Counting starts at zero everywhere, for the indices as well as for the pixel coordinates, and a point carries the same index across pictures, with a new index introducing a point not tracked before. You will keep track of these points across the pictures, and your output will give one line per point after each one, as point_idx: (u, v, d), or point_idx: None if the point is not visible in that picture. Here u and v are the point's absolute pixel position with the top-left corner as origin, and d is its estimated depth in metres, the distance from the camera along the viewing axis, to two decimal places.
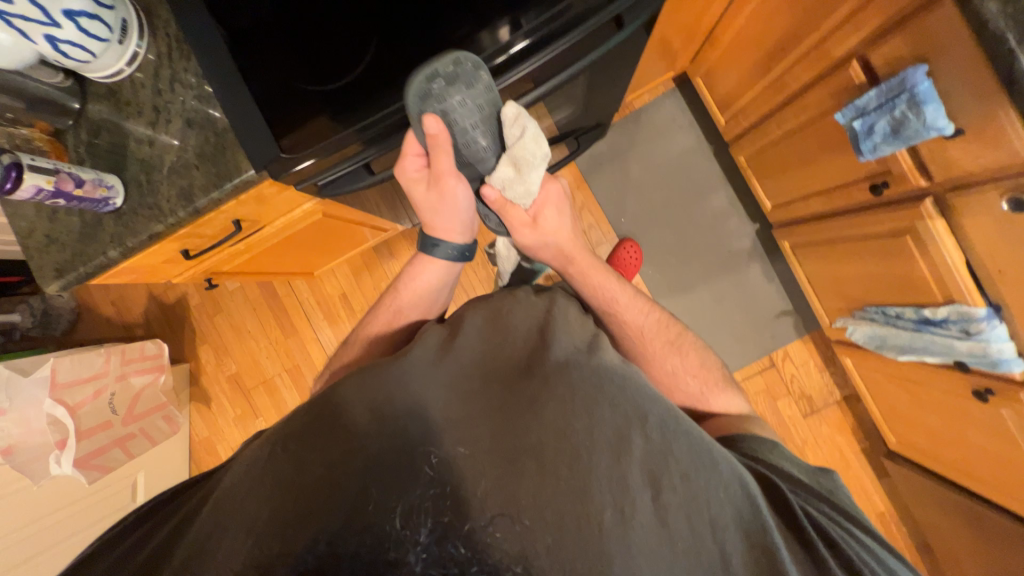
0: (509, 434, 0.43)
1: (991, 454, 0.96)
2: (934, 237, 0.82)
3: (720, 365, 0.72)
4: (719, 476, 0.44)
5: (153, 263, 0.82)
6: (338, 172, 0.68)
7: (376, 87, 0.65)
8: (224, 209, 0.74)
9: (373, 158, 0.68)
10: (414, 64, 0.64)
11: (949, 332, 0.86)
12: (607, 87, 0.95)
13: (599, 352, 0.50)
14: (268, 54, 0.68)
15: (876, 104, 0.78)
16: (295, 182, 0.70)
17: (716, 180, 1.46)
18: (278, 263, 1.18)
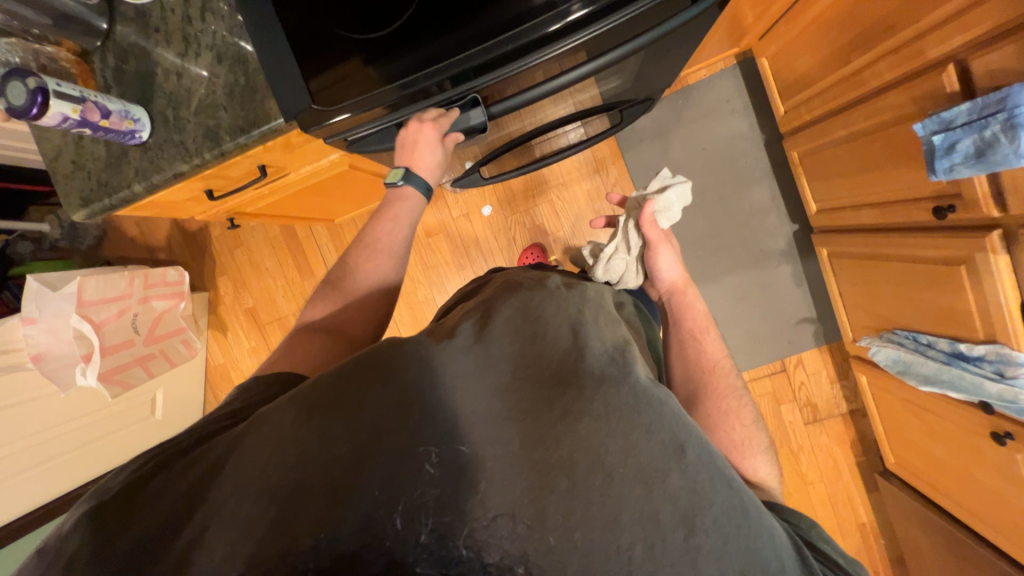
0: (540, 445, 0.42)
1: (993, 493, 0.94)
2: (992, 273, 0.77)
3: (767, 440, 0.69)
4: (750, 524, 0.43)
5: (177, 199, 0.81)
6: (371, 129, 0.65)
7: (412, 39, 0.59)
8: (251, 154, 0.71)
9: (406, 118, 0.64)
10: (457, 20, 0.58)
11: (981, 371, 0.82)
12: (665, 61, 0.87)
13: (631, 364, 0.49)
14: None
15: (964, 119, 0.70)
16: (325, 136, 0.66)
17: (761, 172, 1.38)
18: (300, 208, 1.16)
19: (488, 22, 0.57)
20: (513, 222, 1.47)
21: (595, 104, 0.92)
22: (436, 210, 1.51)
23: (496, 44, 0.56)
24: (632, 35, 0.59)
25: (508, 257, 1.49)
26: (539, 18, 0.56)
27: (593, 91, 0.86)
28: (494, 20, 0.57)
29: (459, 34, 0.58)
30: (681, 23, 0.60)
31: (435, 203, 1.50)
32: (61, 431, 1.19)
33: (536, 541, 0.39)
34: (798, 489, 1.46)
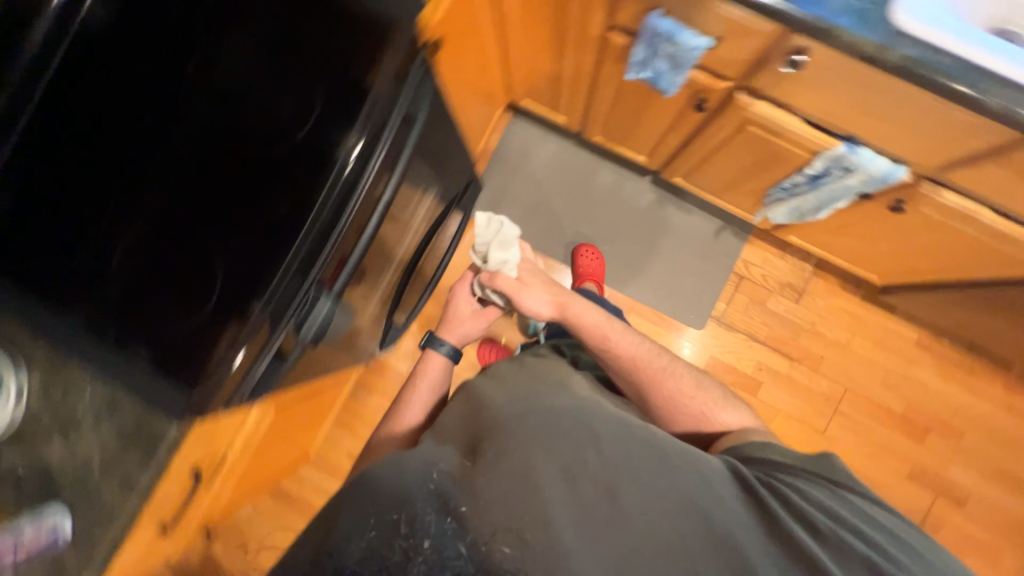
0: (514, 479, 0.61)
1: (945, 247, 1.00)
2: (766, 116, 0.88)
3: (715, 389, 0.98)
4: (682, 467, 0.67)
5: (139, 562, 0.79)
6: (268, 350, 0.70)
7: (253, 266, 0.67)
8: (172, 474, 0.72)
9: (290, 322, 0.70)
10: (276, 227, 0.67)
11: (836, 176, 0.92)
12: (447, 158, 1.03)
13: (569, 390, 0.81)
14: (149, 304, 0.66)
15: (645, 54, 0.86)
16: (235, 386, 0.69)
17: (592, 163, 1.56)
18: (266, 471, 1.15)
19: (300, 209, 0.67)
20: None
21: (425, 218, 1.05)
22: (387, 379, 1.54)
23: (303, 241, 0.67)
24: (401, 147, 0.77)
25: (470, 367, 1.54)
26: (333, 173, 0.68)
27: (413, 213, 0.98)
28: (304, 200, 0.67)
29: (283, 235, 0.67)
30: (424, 118, 0.80)
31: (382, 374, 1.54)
32: None
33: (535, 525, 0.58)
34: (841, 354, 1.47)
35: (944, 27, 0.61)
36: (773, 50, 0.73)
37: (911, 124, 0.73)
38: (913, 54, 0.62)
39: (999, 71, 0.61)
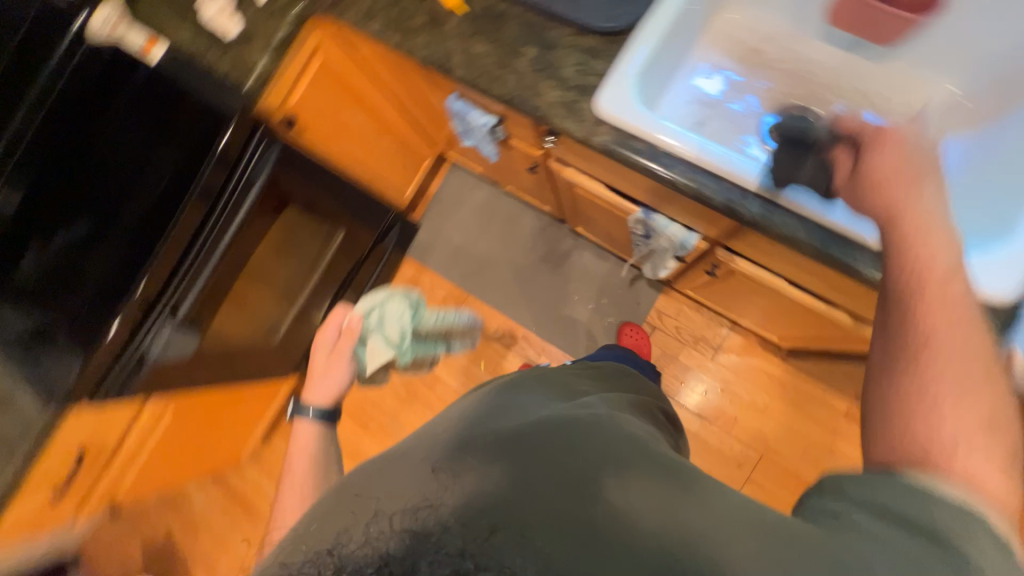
0: (442, 443, 0.46)
1: (788, 315, 0.96)
2: (574, 180, 0.94)
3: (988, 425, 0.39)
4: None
5: (29, 515, 1.06)
6: (124, 362, 0.95)
7: (111, 290, 0.90)
8: (55, 446, 0.99)
9: (146, 339, 0.96)
10: (133, 263, 0.91)
11: (653, 239, 0.93)
12: (331, 205, 1.23)
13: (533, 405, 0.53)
14: (61, 298, 0.90)
15: (461, 127, 0.98)
16: (94, 391, 0.95)
17: (519, 208, 1.68)
18: (179, 462, 1.38)
19: (146, 251, 0.91)
20: None
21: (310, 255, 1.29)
22: None
23: (150, 272, 0.91)
24: (245, 201, 0.98)
25: None
26: (175, 220, 0.91)
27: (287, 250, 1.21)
28: (151, 242, 0.90)
29: (132, 273, 0.90)
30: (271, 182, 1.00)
31: None
32: None
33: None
34: (760, 417, 1.39)
35: (640, 116, 0.66)
36: (537, 131, 0.83)
37: (663, 195, 0.77)
38: (605, 141, 0.68)
39: (690, 159, 0.65)
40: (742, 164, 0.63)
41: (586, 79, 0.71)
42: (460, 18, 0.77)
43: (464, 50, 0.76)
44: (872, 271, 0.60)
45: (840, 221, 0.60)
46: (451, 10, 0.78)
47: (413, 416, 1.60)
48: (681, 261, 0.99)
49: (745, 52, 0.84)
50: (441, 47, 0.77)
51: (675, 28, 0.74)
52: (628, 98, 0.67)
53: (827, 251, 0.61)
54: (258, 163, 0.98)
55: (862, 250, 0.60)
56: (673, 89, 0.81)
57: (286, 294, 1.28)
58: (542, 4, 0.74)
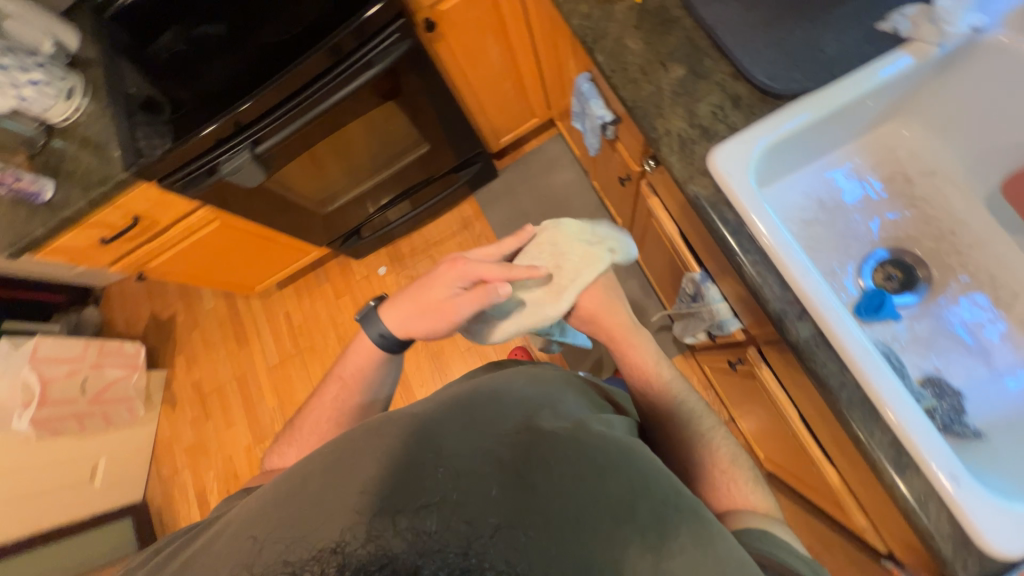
0: (422, 432, 0.46)
1: (781, 442, 0.92)
2: (654, 211, 0.91)
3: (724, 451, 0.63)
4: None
5: (80, 245, 1.23)
6: (198, 163, 1.05)
7: (219, 100, 1.00)
8: (120, 202, 1.12)
9: (222, 154, 1.05)
10: (244, 86, 0.99)
11: (697, 304, 0.90)
12: (429, 118, 1.28)
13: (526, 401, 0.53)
14: (177, 84, 1.01)
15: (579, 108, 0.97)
16: (166, 175, 1.07)
17: (594, 207, 1.66)
18: (206, 266, 1.54)
19: (258, 82, 0.99)
20: (405, 278, 1.80)
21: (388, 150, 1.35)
22: (344, 275, 1.87)
23: (252, 101, 0.98)
24: (355, 80, 1.03)
25: None
26: (292, 67, 0.97)
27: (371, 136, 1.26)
28: (265, 77, 0.99)
29: (240, 94, 0.99)
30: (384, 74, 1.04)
31: (344, 268, 1.87)
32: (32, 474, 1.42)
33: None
34: None
35: (746, 186, 0.62)
36: (644, 149, 0.81)
37: (725, 270, 0.73)
38: (697, 193, 0.66)
39: (770, 253, 0.61)
40: (820, 287, 0.58)
41: (717, 125, 0.67)
42: (631, 5, 0.74)
43: (617, 39, 0.73)
44: (882, 457, 0.55)
45: (887, 398, 0.54)
46: None
47: None
48: (711, 337, 0.96)
49: (895, 175, 0.76)
50: (599, 24, 0.74)
51: (837, 117, 0.67)
52: (744, 164, 0.63)
53: (846, 410, 0.57)
54: (382, 53, 1.02)
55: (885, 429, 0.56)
56: (799, 175, 0.76)
57: (354, 174, 1.38)
58: (717, 30, 0.69)
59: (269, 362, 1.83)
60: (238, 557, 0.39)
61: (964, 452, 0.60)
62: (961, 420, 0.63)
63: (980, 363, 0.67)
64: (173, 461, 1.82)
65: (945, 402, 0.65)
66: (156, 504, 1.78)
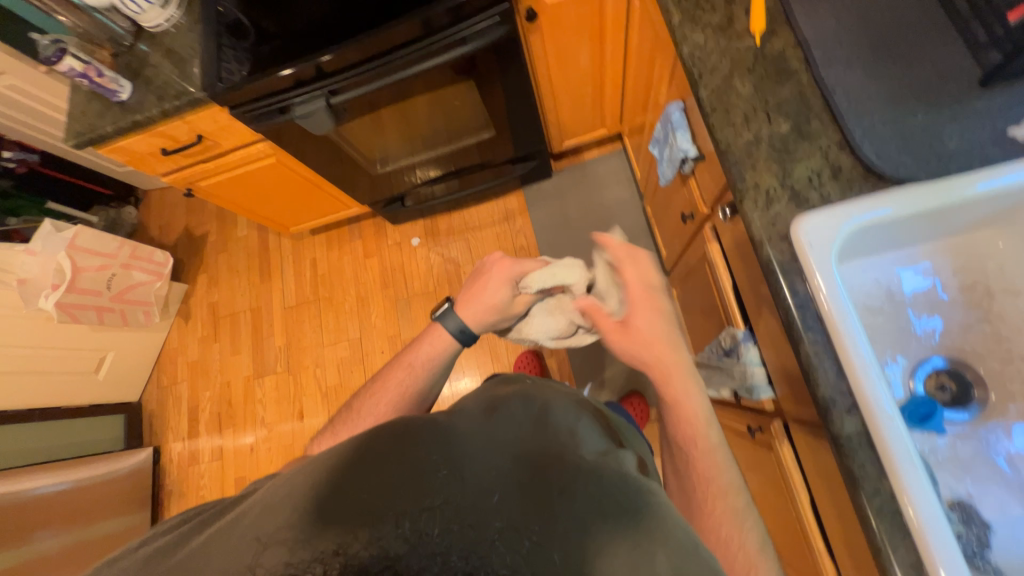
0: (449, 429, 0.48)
1: (778, 518, 0.90)
2: (711, 256, 0.89)
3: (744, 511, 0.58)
4: None
5: (141, 150, 1.25)
6: (271, 100, 1.06)
7: (306, 43, 1.00)
8: (187, 119, 1.14)
9: (295, 96, 1.05)
10: (333, 35, 0.98)
11: (730, 359, 0.88)
12: (501, 106, 1.26)
13: (537, 422, 0.52)
14: (269, 16, 1.02)
15: (661, 134, 0.95)
16: (239, 104, 1.08)
17: (639, 230, 1.63)
18: (251, 197, 1.55)
19: (347, 33, 0.98)
20: (435, 254, 1.81)
21: (454, 127, 1.34)
22: (377, 236, 1.88)
23: (336, 51, 0.97)
24: (442, 55, 1.01)
25: (426, 282, 1.78)
26: (382, 27, 0.95)
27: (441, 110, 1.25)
28: (355, 30, 0.97)
29: (326, 42, 0.99)
30: (472, 54, 1.02)
31: (378, 230, 1.88)
32: (46, 352, 1.48)
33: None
34: None
35: (825, 262, 0.60)
36: (721, 193, 0.79)
37: (775, 337, 0.71)
38: (769, 256, 0.64)
39: (832, 336, 0.58)
40: (876, 385, 0.55)
41: (808, 189, 0.64)
42: (748, 45, 0.71)
43: (724, 77, 0.71)
44: (899, 574, 0.53)
45: (921, 519, 0.52)
46: (748, 33, 0.72)
47: (424, 312, 1.76)
48: (735, 395, 0.94)
49: (976, 284, 0.71)
50: (710, 59, 0.73)
51: (935, 211, 0.63)
52: (828, 238, 0.60)
53: (873, 516, 0.55)
54: (477, 32, 0.99)
55: (907, 544, 0.53)
56: (875, 259, 0.73)
57: (413, 143, 1.37)
58: (834, 93, 0.66)
59: (287, 302, 1.86)
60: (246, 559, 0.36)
61: None
62: (983, 554, 0.60)
63: (1021, 502, 0.63)
64: (174, 373, 1.86)
65: (970, 530, 0.62)
66: (149, 408, 1.84)
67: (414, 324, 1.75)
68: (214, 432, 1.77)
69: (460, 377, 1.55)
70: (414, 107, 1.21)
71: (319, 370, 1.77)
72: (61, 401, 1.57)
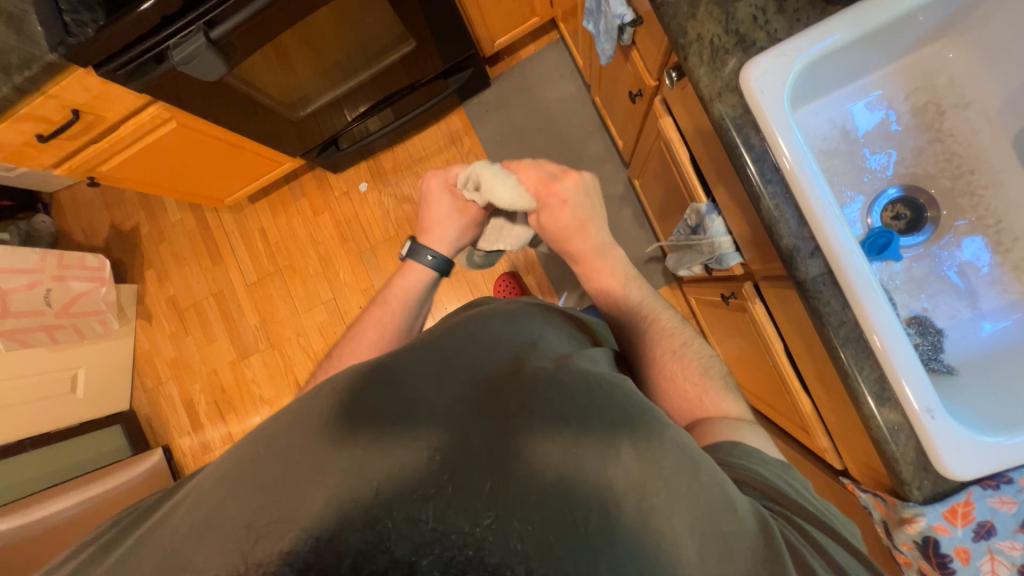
0: (423, 359, 0.47)
1: (757, 371, 0.97)
2: (665, 132, 0.84)
3: (703, 368, 0.63)
4: (724, 533, 0.38)
5: (13, 141, 1.07)
6: (139, 48, 0.89)
7: None
8: (50, 91, 0.96)
9: (167, 39, 0.89)
10: None
11: (699, 236, 0.87)
12: (415, 5, 1.10)
13: (502, 342, 0.52)
14: None
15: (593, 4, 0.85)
16: (103, 61, 0.91)
17: (593, 126, 1.55)
18: (164, 174, 1.39)
19: None
20: (388, 196, 1.71)
21: (368, 47, 1.18)
22: (321, 189, 1.75)
23: None
24: None
25: (386, 227, 1.70)
26: None
27: (346, 27, 1.08)
28: None
29: None
30: None
31: (321, 183, 1.74)
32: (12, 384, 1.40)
33: (537, 563, 0.33)
34: None
35: (777, 108, 0.56)
36: (666, 56, 0.73)
37: (737, 201, 0.70)
38: (723, 111, 0.60)
39: (791, 185, 0.57)
40: (837, 224, 0.56)
41: (753, 32, 0.59)
42: None
43: None
44: (866, 392, 0.57)
45: (885, 340, 0.55)
46: None
47: (391, 259, 1.70)
48: (706, 269, 0.96)
49: (928, 105, 0.70)
50: None
51: (883, 30, 0.60)
52: (780, 81, 0.57)
53: (842, 346, 0.58)
54: None
55: (871, 363, 0.57)
56: (827, 97, 0.70)
57: (327, 74, 1.21)
58: None
59: (248, 280, 1.77)
60: (231, 549, 0.33)
61: (938, 387, 0.64)
62: (938, 357, 0.66)
63: (969, 307, 0.68)
64: (156, 374, 1.81)
65: (926, 340, 0.67)
66: (145, 413, 1.81)
67: (384, 273, 1.70)
68: (217, 420, 1.77)
69: (445, 314, 1.54)
70: (314, 30, 1.04)
71: (302, 338, 1.74)
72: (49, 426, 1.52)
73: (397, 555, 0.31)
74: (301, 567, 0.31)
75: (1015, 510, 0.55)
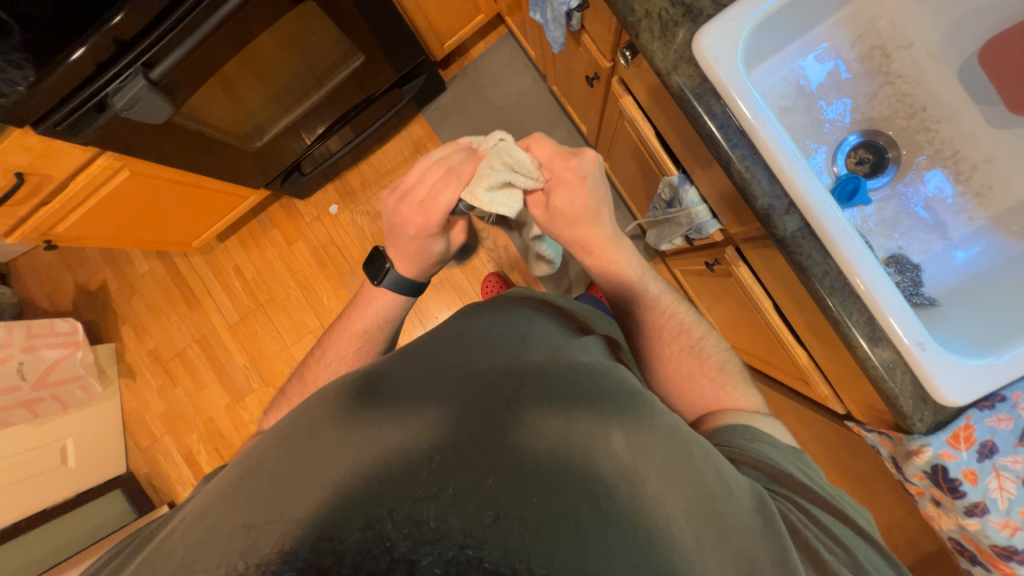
0: (423, 365, 0.46)
1: (750, 331, 0.99)
2: (628, 111, 0.85)
3: (715, 357, 0.64)
4: (721, 512, 0.39)
5: None
6: (76, 101, 0.85)
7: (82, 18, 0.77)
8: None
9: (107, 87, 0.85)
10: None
11: (675, 210, 0.88)
12: (357, 18, 1.08)
13: (494, 335, 0.51)
14: None
15: None
16: (40, 119, 0.87)
17: (554, 115, 1.55)
18: (123, 225, 1.34)
19: None
20: (360, 214, 1.68)
21: (316, 67, 1.15)
22: (290, 217, 1.71)
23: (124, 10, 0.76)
24: None
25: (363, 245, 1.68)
26: None
27: (290, 51, 1.06)
28: None
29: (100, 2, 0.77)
30: None
31: (289, 211, 1.71)
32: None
33: (537, 562, 0.32)
34: None
35: (732, 72, 0.57)
36: (618, 37, 0.73)
37: (707, 166, 0.70)
38: (683, 83, 0.60)
39: (757, 145, 0.58)
40: (806, 177, 0.57)
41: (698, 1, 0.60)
42: None
43: None
44: (857, 334, 0.59)
45: (867, 283, 0.56)
46: None
47: None
48: (687, 240, 0.97)
49: (874, 50, 0.72)
50: None
51: None
52: (732, 46, 0.57)
53: (828, 295, 0.59)
54: None
55: (855, 306, 0.59)
56: (778, 56, 0.71)
57: (279, 100, 1.18)
58: None
59: (229, 320, 1.72)
60: (229, 546, 0.33)
61: (922, 320, 0.66)
62: (918, 291, 0.68)
63: (940, 239, 0.71)
64: (150, 431, 1.75)
65: (905, 277, 0.69)
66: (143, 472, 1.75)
67: None
68: None
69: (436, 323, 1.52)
70: (258, 58, 1.02)
71: None
72: (44, 502, 1.46)
73: (397, 553, 0.31)
74: (301, 565, 0.31)
75: (1012, 426, 0.57)
